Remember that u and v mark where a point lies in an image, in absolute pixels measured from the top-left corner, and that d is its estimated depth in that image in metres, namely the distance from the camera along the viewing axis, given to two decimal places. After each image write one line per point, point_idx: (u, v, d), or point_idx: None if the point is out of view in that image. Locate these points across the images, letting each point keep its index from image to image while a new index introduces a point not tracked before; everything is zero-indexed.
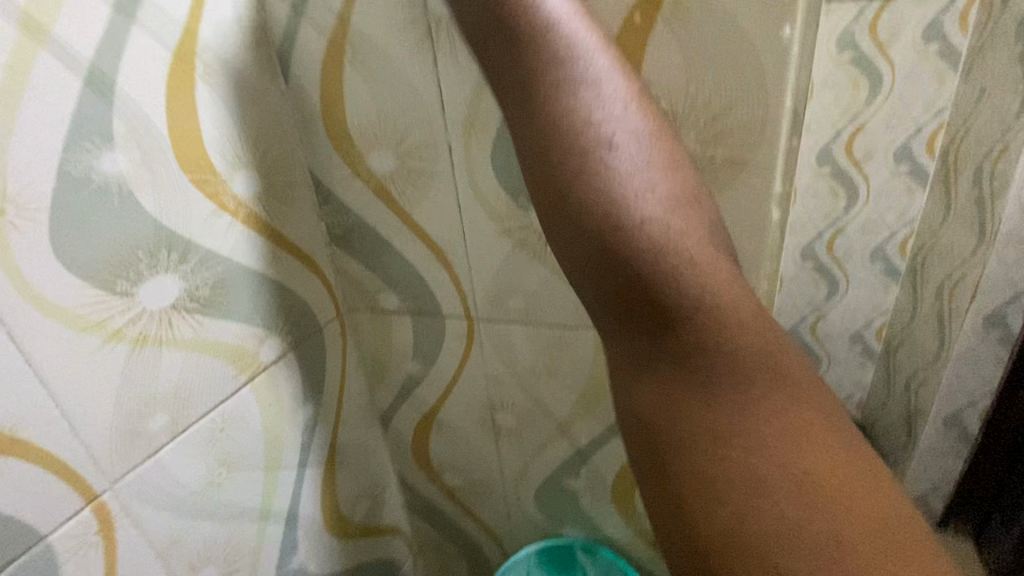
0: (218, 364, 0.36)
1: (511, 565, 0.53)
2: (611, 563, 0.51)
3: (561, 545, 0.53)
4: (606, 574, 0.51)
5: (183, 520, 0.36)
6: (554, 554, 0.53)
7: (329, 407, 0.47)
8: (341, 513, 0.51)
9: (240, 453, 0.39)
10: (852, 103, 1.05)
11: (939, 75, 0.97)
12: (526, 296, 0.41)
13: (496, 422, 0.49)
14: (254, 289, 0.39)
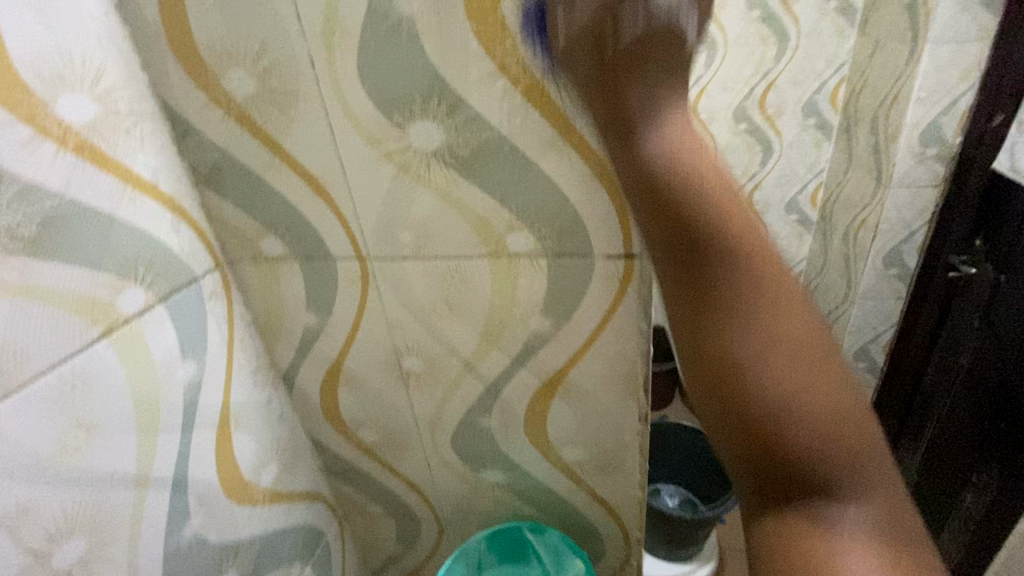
0: (59, 313, 0.33)
1: (461, 552, 0.56)
2: (559, 540, 0.54)
3: (508, 528, 0.56)
4: (555, 554, 0.54)
5: (33, 488, 0.32)
6: (503, 539, 0.56)
7: (216, 366, 0.44)
8: (244, 479, 0.47)
9: (101, 414, 0.35)
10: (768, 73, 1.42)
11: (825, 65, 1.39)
12: (415, 227, 0.39)
13: (403, 369, 0.47)
14: (100, 230, 0.35)
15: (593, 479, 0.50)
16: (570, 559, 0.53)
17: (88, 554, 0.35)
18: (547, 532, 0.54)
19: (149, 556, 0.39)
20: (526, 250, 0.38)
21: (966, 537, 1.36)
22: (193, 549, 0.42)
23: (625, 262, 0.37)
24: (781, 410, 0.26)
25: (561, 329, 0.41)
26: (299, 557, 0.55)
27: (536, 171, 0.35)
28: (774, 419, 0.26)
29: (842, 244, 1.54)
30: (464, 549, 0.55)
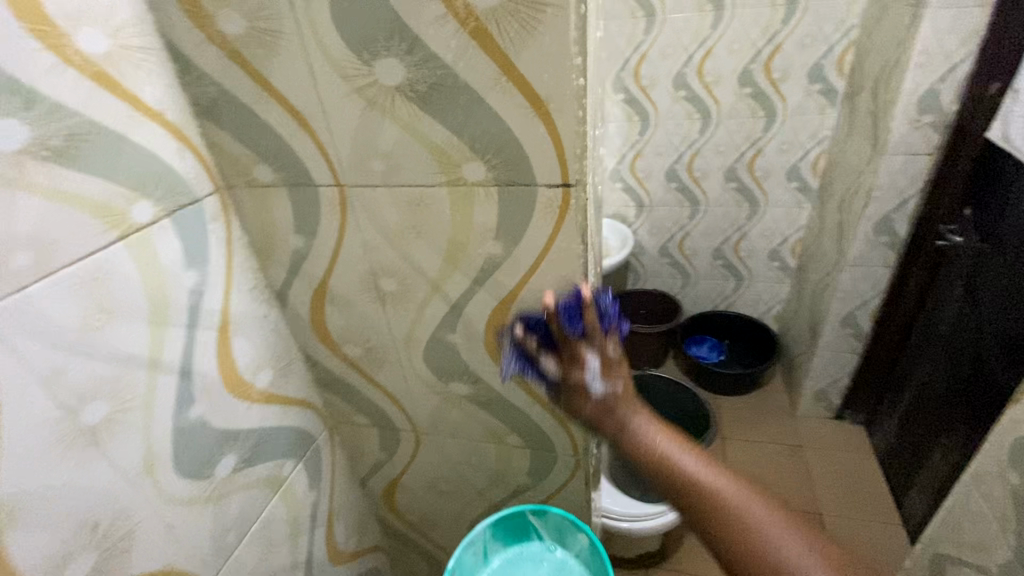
0: (80, 212, 0.39)
1: (471, 539, 0.61)
2: (562, 518, 0.61)
3: (512, 515, 0.62)
4: (557, 531, 0.61)
5: (64, 355, 0.38)
6: (505, 523, 0.62)
7: (216, 276, 0.51)
8: (242, 378, 0.55)
9: (118, 302, 0.42)
10: (756, 48, 1.63)
11: (814, 30, 1.56)
12: (384, 156, 0.45)
13: (380, 289, 0.54)
14: (113, 147, 0.41)
15: (545, 392, 0.56)
16: (573, 534, 0.61)
17: (110, 418, 0.42)
18: (550, 512, 0.61)
19: (161, 428, 0.46)
20: (479, 179, 0.44)
21: (931, 492, 1.43)
22: (198, 428, 0.50)
23: (562, 191, 0.42)
24: (737, 511, 0.43)
25: (511, 253, 0.47)
26: (291, 454, 0.64)
27: (483, 106, 0.40)
28: (693, 489, 0.45)
29: (832, 200, 1.68)
30: (475, 536, 0.60)
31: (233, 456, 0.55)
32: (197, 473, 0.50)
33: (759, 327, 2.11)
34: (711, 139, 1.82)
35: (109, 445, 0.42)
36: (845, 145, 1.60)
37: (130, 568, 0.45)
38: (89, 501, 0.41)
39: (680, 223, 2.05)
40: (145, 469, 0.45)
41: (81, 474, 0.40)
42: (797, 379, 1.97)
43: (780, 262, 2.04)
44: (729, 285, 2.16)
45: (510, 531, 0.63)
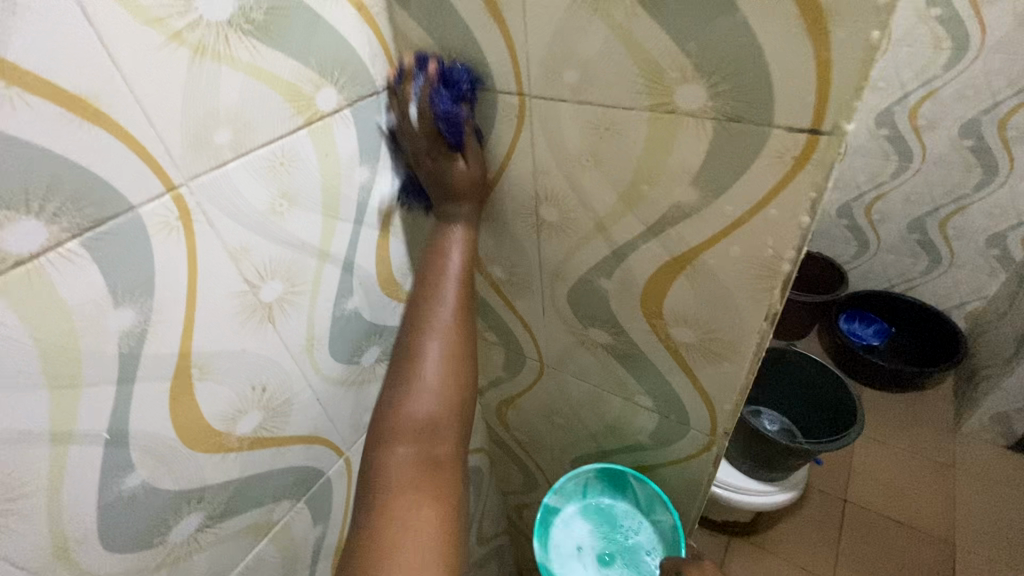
0: (273, 94, 0.38)
1: (576, 474, 0.68)
2: (656, 494, 0.64)
3: (616, 472, 0.67)
4: (649, 501, 0.65)
5: (249, 233, 0.40)
6: (607, 476, 0.68)
7: (384, 178, 0.50)
8: (395, 278, 0.56)
9: (298, 190, 0.43)
10: None
11: None
12: (580, 64, 0.38)
13: (540, 217, 0.50)
14: (306, 25, 0.39)
15: (700, 365, 0.50)
16: (659, 511, 0.65)
17: (282, 297, 0.45)
18: (650, 486, 0.65)
19: (323, 315, 0.49)
20: (694, 107, 0.35)
21: None
22: (352, 319, 0.52)
23: (807, 138, 0.33)
24: None
25: (707, 206, 0.39)
26: None
27: (735, 8, 0.31)
28: None
29: None
30: (579, 471, 0.68)
31: (378, 348, 0.58)
32: (346, 358, 0.54)
33: (943, 320, 1.77)
34: (955, 80, 1.47)
35: (277, 321, 0.45)
36: None
37: (286, 429, 0.50)
38: (259, 367, 0.45)
39: (877, 180, 1.72)
40: (306, 347, 0.49)
41: (257, 343, 0.44)
42: (974, 393, 1.64)
43: (1001, 250, 1.65)
44: (919, 265, 1.81)
45: (610, 481, 0.68)
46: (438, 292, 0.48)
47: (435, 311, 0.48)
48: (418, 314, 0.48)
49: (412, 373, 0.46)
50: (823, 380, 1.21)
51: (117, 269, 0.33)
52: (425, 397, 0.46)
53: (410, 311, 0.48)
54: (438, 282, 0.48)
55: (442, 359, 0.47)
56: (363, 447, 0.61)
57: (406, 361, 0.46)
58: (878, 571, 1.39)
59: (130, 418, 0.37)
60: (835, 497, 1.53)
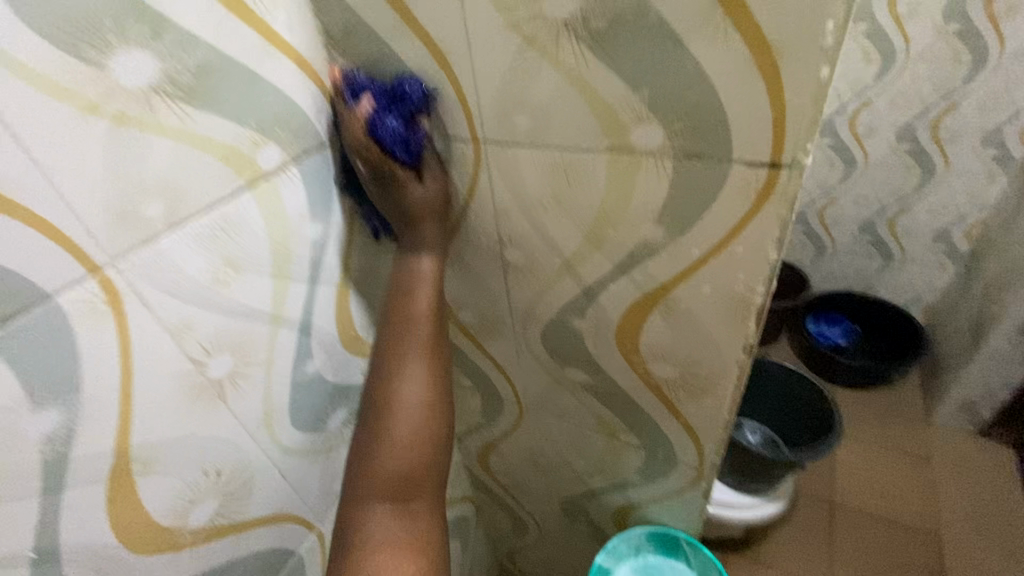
0: (210, 159, 0.36)
1: (626, 537, 0.65)
2: (711, 561, 0.64)
3: (668, 534, 0.65)
4: (702, 566, 0.64)
5: (191, 308, 0.37)
6: (656, 537, 0.65)
7: (339, 232, 0.47)
8: (359, 334, 0.53)
9: (245, 256, 0.40)
10: None
11: None
12: (534, 108, 0.37)
13: (506, 261, 0.48)
14: (242, 84, 0.37)
15: (682, 399, 0.48)
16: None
17: (234, 371, 0.41)
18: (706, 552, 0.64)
19: (281, 383, 0.46)
20: (653, 147, 0.34)
21: None
22: (314, 383, 0.49)
23: (767, 173, 0.32)
24: None
25: (675, 243, 0.38)
26: None
27: (684, 49, 0.30)
28: None
29: None
30: (630, 534, 0.65)
31: (345, 410, 0.54)
32: (310, 424, 0.50)
33: (903, 316, 1.83)
34: (888, 90, 1.55)
35: (230, 397, 0.41)
36: None
37: (247, 512, 0.45)
38: (212, 450, 0.41)
39: (826, 186, 1.79)
40: (264, 420, 0.45)
41: (208, 423, 0.40)
42: (940, 384, 1.70)
43: (947, 245, 1.73)
44: (874, 264, 1.88)
45: (663, 543, 0.65)
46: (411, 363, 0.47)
47: (405, 386, 0.46)
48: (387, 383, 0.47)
49: (402, 360, 0.47)
50: (800, 388, 1.22)
51: (34, 366, 0.30)
52: (416, 380, 0.47)
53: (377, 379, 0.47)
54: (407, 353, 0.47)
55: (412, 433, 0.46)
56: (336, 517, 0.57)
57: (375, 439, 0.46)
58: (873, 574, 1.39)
59: (59, 530, 0.33)
60: (823, 501, 1.53)
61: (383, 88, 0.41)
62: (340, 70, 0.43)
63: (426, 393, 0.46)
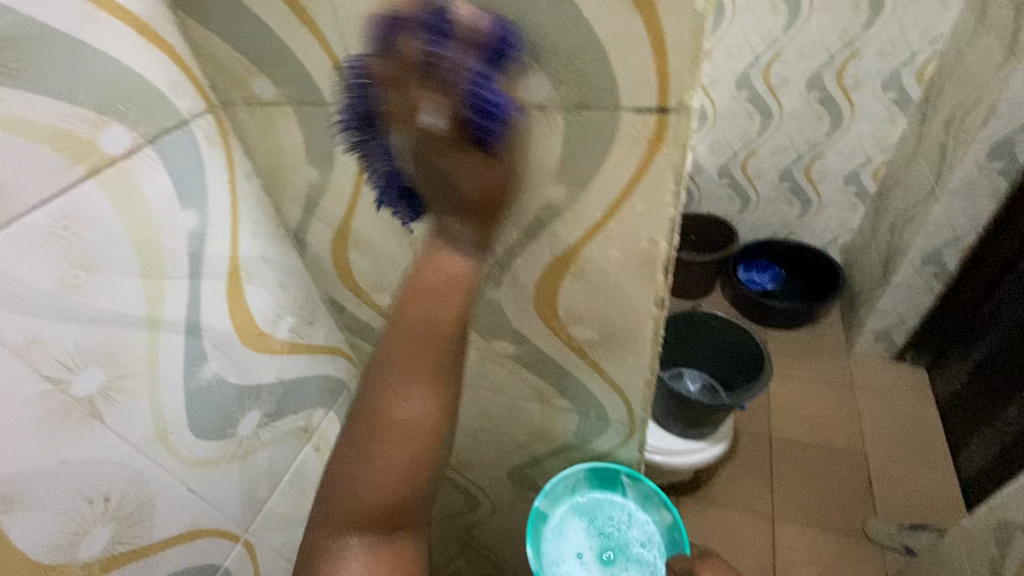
0: (34, 145, 0.31)
1: (564, 476, 0.61)
2: (653, 492, 0.60)
3: (608, 469, 0.61)
4: (644, 497, 0.61)
5: (35, 319, 0.32)
6: (598, 473, 0.62)
7: (219, 218, 0.43)
8: (261, 329, 0.49)
9: (99, 254, 0.35)
10: None
11: None
12: None
13: (411, 235, 0.45)
14: (63, 55, 0.31)
15: (605, 359, 0.48)
16: (657, 507, 0.60)
17: (108, 386, 0.37)
18: (645, 483, 0.60)
19: (172, 392, 0.41)
20: (539, 99, 0.32)
21: (997, 445, 1.36)
22: (213, 387, 0.45)
23: (656, 118, 0.31)
24: None
25: (576, 200, 0.36)
26: (321, 403, 0.59)
27: None
28: None
29: (936, 116, 1.47)
30: (568, 473, 0.61)
31: (258, 411, 0.50)
32: (216, 431, 0.46)
33: (822, 257, 1.95)
34: (796, 40, 1.60)
35: (107, 414, 0.37)
36: (962, 55, 1.37)
37: (150, 535, 0.42)
38: (93, 475, 0.37)
39: (747, 139, 1.85)
40: (156, 434, 0.41)
41: (81, 447, 0.35)
42: (858, 317, 1.83)
43: (858, 186, 1.84)
44: (794, 210, 1.97)
45: (601, 478, 0.62)
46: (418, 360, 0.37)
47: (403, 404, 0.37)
48: (377, 395, 0.38)
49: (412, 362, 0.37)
50: (733, 334, 1.27)
51: None
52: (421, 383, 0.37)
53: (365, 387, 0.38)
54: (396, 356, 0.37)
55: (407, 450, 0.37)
56: (264, 523, 0.54)
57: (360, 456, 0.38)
58: (807, 496, 1.50)
59: None
60: (762, 437, 1.64)
61: (476, 29, 0.29)
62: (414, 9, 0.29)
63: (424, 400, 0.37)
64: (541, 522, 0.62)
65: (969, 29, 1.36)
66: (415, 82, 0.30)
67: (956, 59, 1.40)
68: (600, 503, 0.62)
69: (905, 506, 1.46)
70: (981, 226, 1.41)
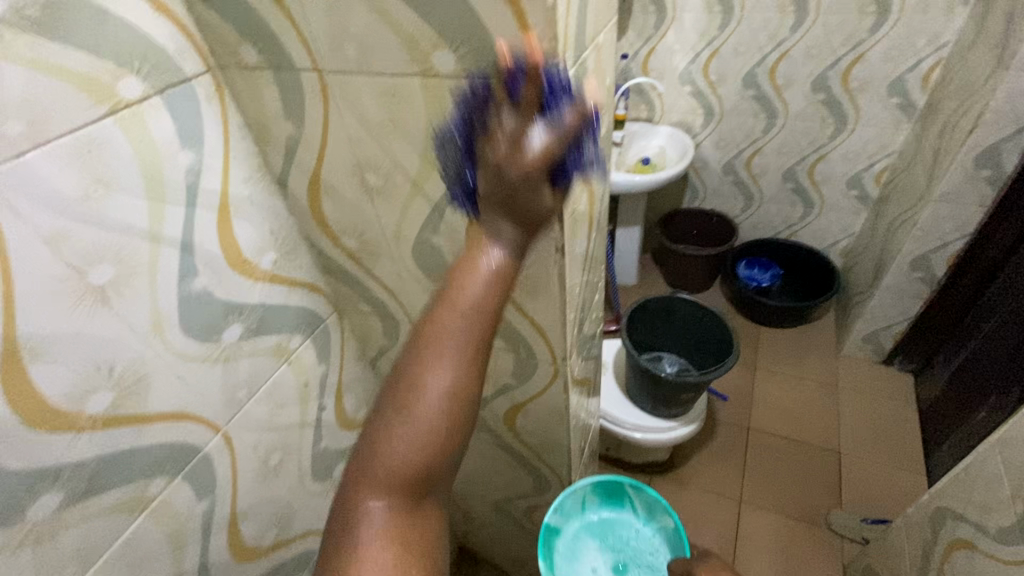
0: (69, 87, 0.41)
1: (575, 490, 0.76)
2: (654, 500, 0.75)
3: (613, 481, 0.77)
4: (648, 506, 0.76)
5: (63, 219, 0.43)
6: (605, 485, 0.77)
7: (213, 159, 0.53)
8: (247, 257, 0.60)
9: (115, 176, 0.45)
10: None
11: None
12: (355, 39, 0.43)
13: (367, 184, 0.54)
14: (95, 21, 0.41)
15: (525, 301, 0.57)
16: (661, 514, 0.75)
17: (116, 280, 0.47)
18: (646, 492, 0.75)
19: (167, 295, 0.52)
20: (451, 70, 0.41)
21: (966, 448, 1.39)
22: (202, 297, 0.56)
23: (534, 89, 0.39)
24: None
25: None
26: (300, 330, 0.70)
27: None
28: None
29: (935, 123, 1.48)
30: (577, 487, 0.76)
31: (241, 325, 0.61)
32: (203, 334, 0.57)
33: (821, 258, 1.97)
34: (803, 41, 1.63)
35: (115, 302, 0.48)
36: (963, 64, 1.38)
37: (145, 406, 0.53)
38: (102, 349, 0.47)
39: (751, 138, 1.89)
40: (153, 326, 0.52)
41: (93, 324, 0.46)
42: (849, 319, 1.86)
43: (860, 191, 1.85)
44: (796, 211, 2.00)
45: (607, 491, 0.77)
46: (437, 355, 0.40)
47: (432, 380, 0.39)
48: (415, 367, 0.40)
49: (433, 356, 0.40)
50: (706, 319, 1.34)
51: None
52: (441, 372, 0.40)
53: (403, 360, 0.41)
54: (434, 358, 0.40)
55: (427, 430, 0.39)
56: (243, 422, 0.65)
57: (402, 409, 0.40)
58: (776, 485, 1.56)
59: None
60: (740, 427, 1.69)
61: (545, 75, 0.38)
62: (511, 50, 0.38)
63: (450, 385, 0.40)
64: (554, 537, 0.74)
65: (973, 36, 1.36)
66: (502, 103, 0.39)
67: (958, 68, 1.41)
68: (608, 516, 0.77)
69: (871, 501, 1.50)
70: (968, 234, 1.43)
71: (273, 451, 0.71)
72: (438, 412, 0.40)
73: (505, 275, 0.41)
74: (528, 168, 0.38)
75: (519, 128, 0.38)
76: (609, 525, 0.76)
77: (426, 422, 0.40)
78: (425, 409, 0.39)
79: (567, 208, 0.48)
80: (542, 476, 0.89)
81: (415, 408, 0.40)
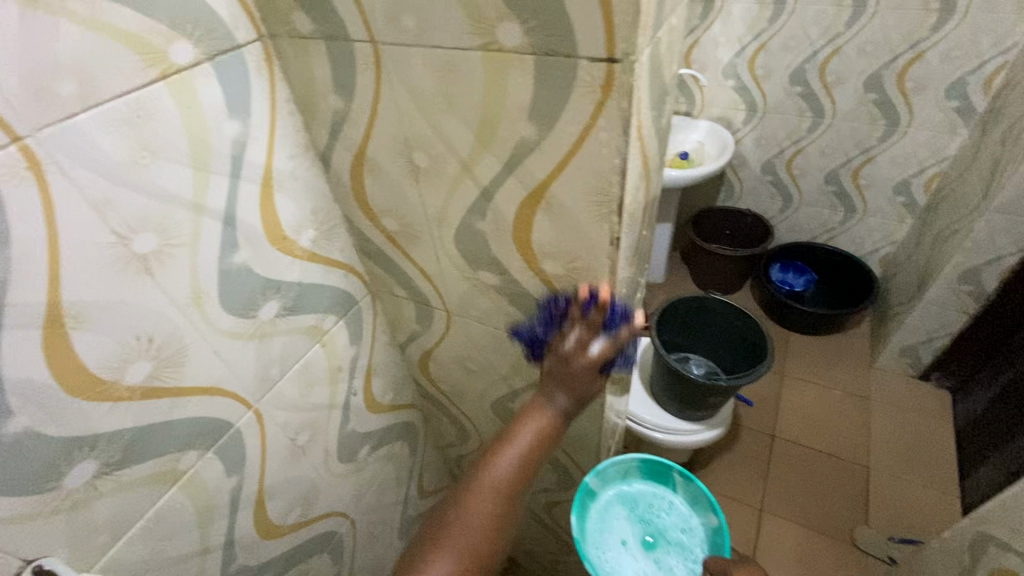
0: (123, 49, 0.40)
1: (620, 460, 0.74)
2: (701, 492, 0.71)
3: (662, 464, 0.73)
4: (693, 498, 0.72)
5: (111, 184, 0.42)
6: (651, 467, 0.74)
7: (259, 130, 0.52)
8: (287, 233, 0.58)
9: (164, 143, 0.44)
10: None
11: None
12: (415, 9, 0.40)
13: (414, 164, 0.52)
14: None
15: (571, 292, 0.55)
16: (705, 512, 0.70)
17: (159, 249, 0.46)
18: (695, 483, 0.71)
19: (208, 268, 0.51)
20: (516, 45, 0.39)
21: (1006, 471, 1.33)
22: (242, 272, 0.55)
23: (606, 67, 0.37)
24: None
25: (545, 139, 0.43)
26: (335, 310, 0.69)
27: None
28: None
29: (996, 130, 1.40)
30: (623, 458, 0.73)
31: (277, 302, 0.60)
32: (240, 309, 0.56)
33: (860, 265, 1.90)
34: (858, 37, 1.55)
35: (157, 272, 0.47)
36: None
37: (181, 379, 0.52)
38: (142, 318, 0.47)
39: (794, 137, 1.82)
40: (193, 298, 0.51)
41: (135, 293, 0.45)
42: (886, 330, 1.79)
43: (907, 197, 1.77)
44: (836, 215, 1.93)
45: (653, 469, 0.74)
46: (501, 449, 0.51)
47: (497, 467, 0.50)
48: (482, 463, 0.51)
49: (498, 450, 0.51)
50: (740, 322, 1.30)
51: None
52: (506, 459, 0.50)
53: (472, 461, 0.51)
54: (510, 439, 0.51)
55: (491, 500, 0.49)
56: (274, 399, 0.64)
57: (474, 488, 0.49)
58: (800, 496, 1.51)
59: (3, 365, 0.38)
60: (765, 434, 1.65)
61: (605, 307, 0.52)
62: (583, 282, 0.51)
63: (513, 471, 0.50)
64: (587, 497, 0.72)
65: None
66: (575, 319, 0.52)
67: None
68: (648, 494, 0.73)
69: (899, 518, 1.45)
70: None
71: (301, 430, 0.70)
72: (503, 491, 0.49)
73: (560, 408, 0.52)
74: (588, 367, 0.51)
75: (583, 337, 0.52)
76: (647, 502, 0.73)
77: (492, 501, 0.49)
78: (491, 489, 0.49)
79: (626, 197, 0.46)
80: (568, 471, 0.87)
81: (480, 493, 0.49)
